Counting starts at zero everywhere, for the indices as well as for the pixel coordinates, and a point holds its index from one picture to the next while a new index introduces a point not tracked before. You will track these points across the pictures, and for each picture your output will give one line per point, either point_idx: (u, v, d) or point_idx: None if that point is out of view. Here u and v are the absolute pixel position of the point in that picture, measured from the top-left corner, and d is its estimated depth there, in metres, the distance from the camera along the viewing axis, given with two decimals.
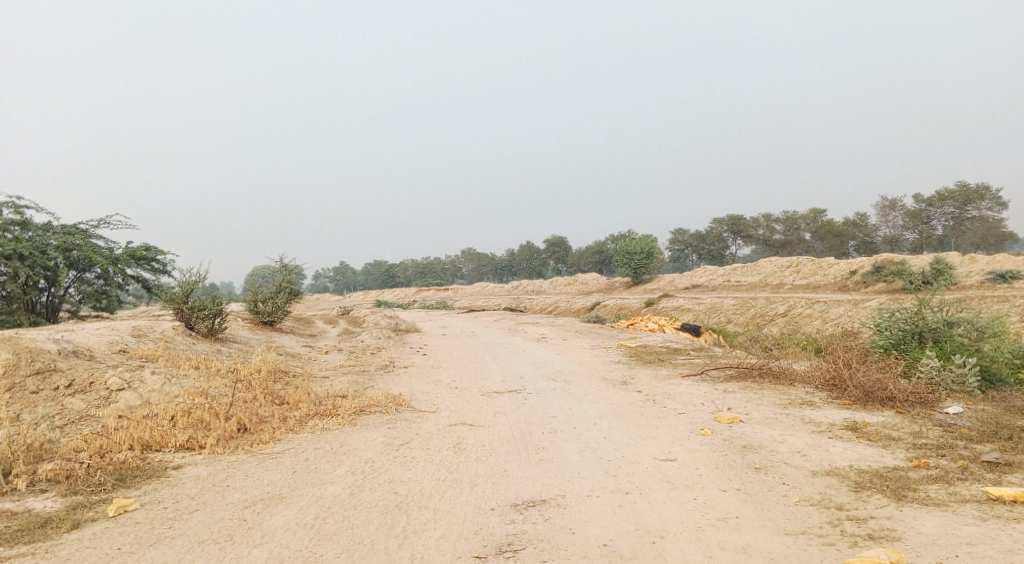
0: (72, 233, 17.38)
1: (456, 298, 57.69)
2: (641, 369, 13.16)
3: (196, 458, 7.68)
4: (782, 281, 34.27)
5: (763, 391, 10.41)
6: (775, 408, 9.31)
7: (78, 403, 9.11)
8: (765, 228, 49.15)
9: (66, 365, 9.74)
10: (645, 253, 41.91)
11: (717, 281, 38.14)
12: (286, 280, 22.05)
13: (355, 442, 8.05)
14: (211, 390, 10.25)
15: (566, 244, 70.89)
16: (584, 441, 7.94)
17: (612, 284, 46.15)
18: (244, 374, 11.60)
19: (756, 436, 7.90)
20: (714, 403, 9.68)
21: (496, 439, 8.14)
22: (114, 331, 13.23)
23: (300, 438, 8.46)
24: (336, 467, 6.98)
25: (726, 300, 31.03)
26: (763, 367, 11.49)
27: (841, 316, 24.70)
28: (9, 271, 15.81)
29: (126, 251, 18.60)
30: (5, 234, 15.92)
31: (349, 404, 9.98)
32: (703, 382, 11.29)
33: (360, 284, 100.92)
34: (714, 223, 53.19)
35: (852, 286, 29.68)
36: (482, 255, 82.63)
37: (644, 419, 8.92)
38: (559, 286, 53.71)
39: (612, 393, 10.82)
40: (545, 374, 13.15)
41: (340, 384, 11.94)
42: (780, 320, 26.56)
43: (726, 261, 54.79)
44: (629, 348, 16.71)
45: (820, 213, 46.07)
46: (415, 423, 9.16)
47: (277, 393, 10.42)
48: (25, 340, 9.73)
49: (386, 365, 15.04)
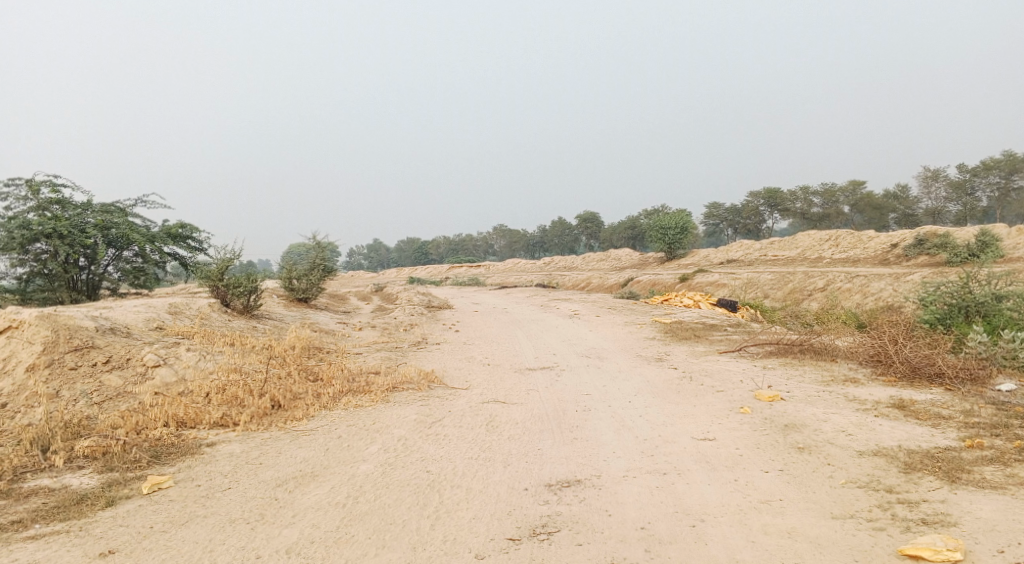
0: (109, 211, 17.63)
1: (488, 275, 57.59)
2: (676, 346, 12.87)
3: (229, 435, 7.70)
4: (821, 255, 33.39)
5: (804, 368, 10.07)
6: (818, 386, 8.99)
7: (116, 380, 9.24)
8: (803, 201, 47.91)
9: (103, 342, 9.86)
10: (679, 228, 41.21)
11: (753, 256, 37.36)
12: (320, 257, 22.14)
13: (387, 419, 7.99)
14: (245, 367, 10.30)
15: (598, 219, 70.15)
16: (620, 419, 7.75)
17: (645, 259, 45.57)
18: (278, 350, 11.63)
19: (798, 415, 7.62)
20: (754, 380, 9.40)
21: (529, 416, 8.00)
22: (151, 309, 13.38)
23: (333, 414, 8.43)
24: (368, 445, 6.92)
25: (763, 274, 30.35)
26: (804, 343, 11.12)
27: (882, 291, 23.96)
28: (50, 249, 16.10)
29: (163, 229, 18.83)
30: (45, 213, 16.19)
31: (381, 381, 9.93)
32: (741, 359, 10.98)
33: (393, 262, 101.49)
34: (749, 196, 52.03)
35: (894, 260, 28.76)
36: (514, 232, 82.35)
37: (681, 397, 8.69)
38: (591, 262, 53.23)
39: (647, 370, 10.59)
40: (578, 350, 12.97)
41: (372, 361, 11.91)
42: (819, 295, 25.89)
43: (762, 235, 53.68)
44: (663, 324, 16.40)
45: (860, 185, 44.78)
46: (447, 400, 9.06)
47: (310, 370, 10.42)
48: (63, 318, 9.86)
49: (418, 342, 15.00)
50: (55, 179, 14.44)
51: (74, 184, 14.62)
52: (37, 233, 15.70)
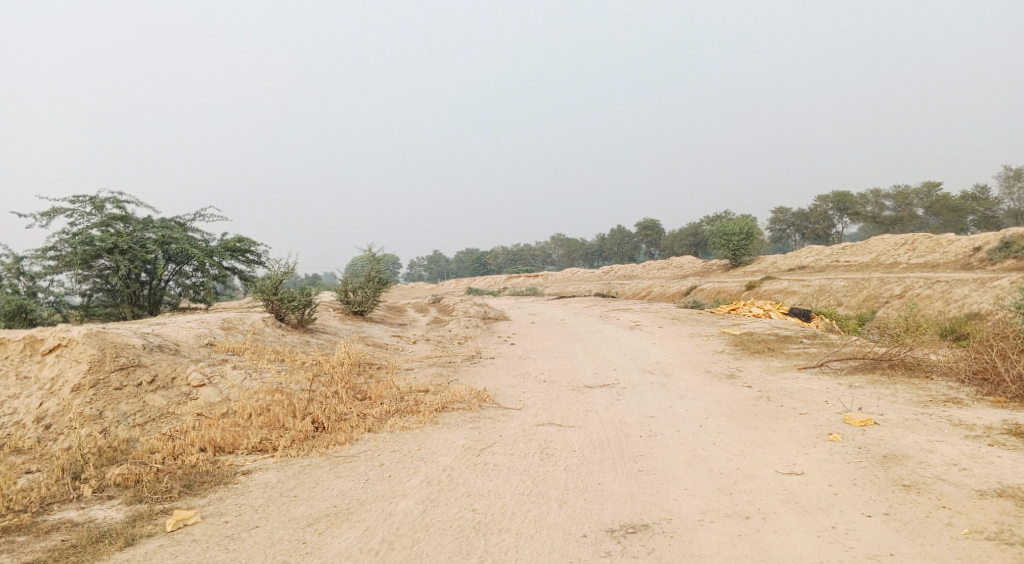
0: (169, 227, 17.74)
1: (548, 285, 56.84)
2: (748, 360, 11.85)
3: (268, 462, 7.29)
4: (897, 260, 31.40)
5: (896, 386, 8.93)
6: (915, 407, 7.88)
7: (160, 400, 9.03)
8: (874, 204, 45.59)
9: (149, 360, 9.61)
10: (744, 234, 39.65)
11: (823, 262, 35.51)
12: (375, 269, 21.83)
13: (434, 445, 7.38)
14: (291, 385, 9.90)
15: (658, 227, 68.64)
16: (690, 447, 6.93)
17: (709, 266, 44.03)
18: (326, 367, 11.21)
19: (898, 441, 6.61)
20: (840, 401, 8.37)
21: (588, 443, 7.26)
22: (203, 325, 13.22)
23: (378, 438, 7.90)
24: (410, 476, 6.31)
25: (834, 281, 28.66)
26: (893, 358, 9.92)
27: (967, 297, 22.17)
28: (112, 264, 16.26)
29: (221, 244, 18.88)
30: (107, 229, 16.39)
31: (431, 400, 9.36)
32: (823, 376, 9.93)
33: (453, 272, 101.88)
34: (817, 200, 49.74)
35: (977, 264, 26.74)
36: (573, 241, 81.55)
37: (759, 421, 7.79)
38: (652, 270, 51.88)
39: (719, 389, 9.68)
40: (641, 366, 12.10)
41: (423, 377, 11.37)
42: (896, 302, 24.16)
43: (831, 241, 51.23)
44: (732, 337, 15.34)
45: (935, 186, 42.23)
46: (499, 423, 8.40)
47: (357, 387, 9.96)
48: (111, 335, 9.67)
49: (472, 356, 14.44)
50: (118, 195, 14.54)
51: (136, 200, 14.65)
52: (100, 249, 15.88)
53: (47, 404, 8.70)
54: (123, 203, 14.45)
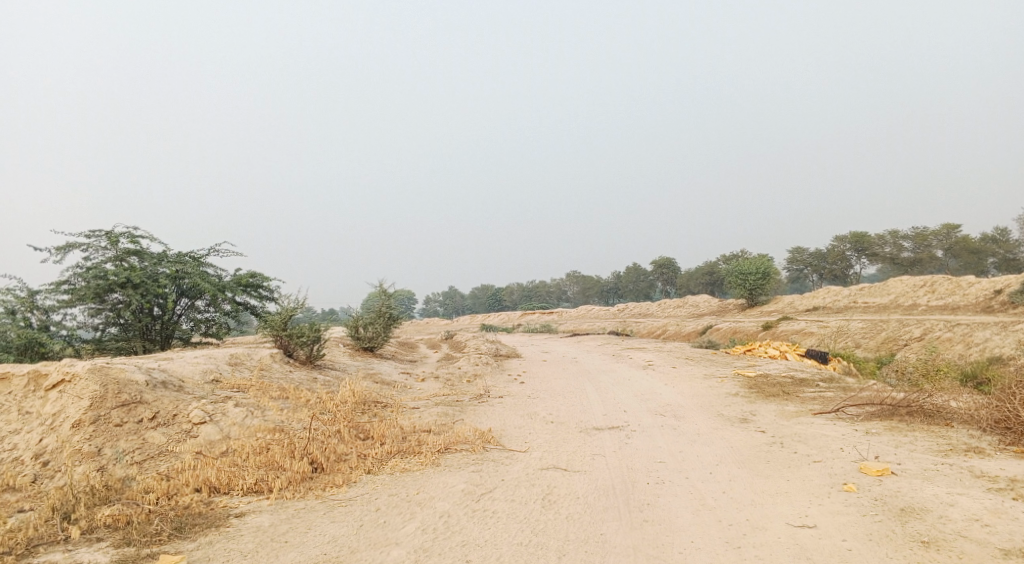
0: (182, 261, 17.82)
1: (562, 322, 56.48)
2: (762, 404, 11.55)
3: (262, 505, 7.13)
4: (916, 301, 30.90)
5: (915, 434, 8.60)
6: (935, 456, 7.56)
7: (159, 437, 8.91)
8: (892, 245, 45.10)
9: (152, 397, 9.51)
10: (760, 273, 39.28)
11: (841, 303, 35.04)
12: (386, 305, 21.74)
13: (433, 489, 7.16)
14: (293, 425, 9.76)
15: (673, 265, 68.34)
16: (698, 496, 6.67)
17: (724, 305, 43.59)
18: (330, 405, 11.06)
19: (917, 493, 6.31)
20: (856, 449, 8.07)
21: (593, 489, 7.02)
22: (210, 360, 13.16)
23: (377, 481, 7.72)
24: (405, 522, 6.17)
25: (852, 323, 28.19)
26: (912, 404, 9.59)
27: (989, 341, 21.67)
28: (125, 299, 16.30)
29: (233, 278, 18.91)
30: (121, 263, 16.47)
31: (434, 441, 9.16)
32: (839, 422, 9.61)
33: (468, 309, 101.77)
34: (835, 241, 49.32)
35: (998, 307, 26.21)
36: (588, 278, 81.35)
37: (771, 469, 7.51)
38: (667, 309, 51.44)
39: (730, 434, 9.40)
40: (652, 407, 11.83)
41: (428, 417, 11.17)
42: (916, 345, 23.65)
43: (849, 281, 50.63)
44: (746, 379, 15.01)
45: (955, 228, 41.74)
46: (503, 466, 8.17)
47: (361, 427, 9.79)
48: (115, 370, 9.61)
49: (480, 395, 14.21)
50: (133, 230, 14.64)
51: (151, 235, 14.74)
52: (113, 283, 15.93)
53: (46, 440, 8.62)
54: (138, 237, 14.56)
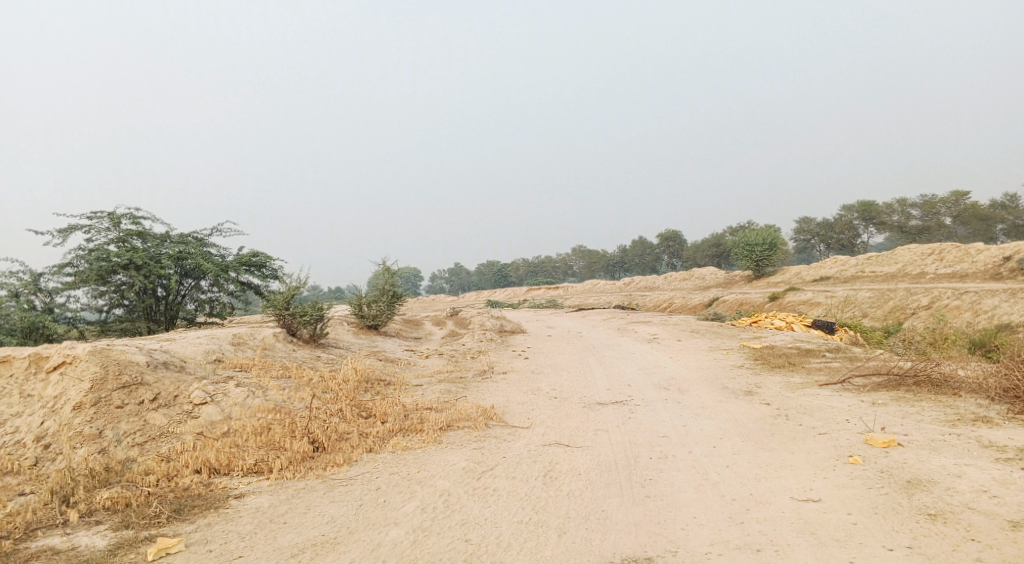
0: (185, 242, 17.73)
1: (568, 297, 56.41)
2: (767, 376, 11.43)
3: (262, 485, 7.09)
4: (924, 270, 30.62)
5: (922, 404, 8.47)
6: (942, 426, 7.44)
7: (160, 418, 8.88)
8: (900, 214, 44.64)
9: (153, 378, 9.46)
10: (767, 244, 39.00)
11: (848, 273, 34.78)
12: (389, 282, 21.63)
13: (433, 467, 7.10)
14: (294, 404, 9.69)
15: (680, 238, 67.97)
16: (701, 471, 6.58)
17: (731, 277, 43.37)
18: (332, 384, 11.00)
19: (924, 464, 6.20)
20: (862, 420, 7.95)
21: (594, 465, 6.96)
22: (213, 340, 13.12)
23: (378, 459, 7.67)
24: (405, 502, 6.14)
25: (860, 292, 27.95)
26: (919, 374, 9.44)
27: (998, 308, 21.46)
28: (128, 280, 16.24)
29: (236, 258, 18.81)
30: (124, 245, 16.38)
31: (436, 418, 9.10)
32: (845, 392, 9.49)
33: (474, 285, 101.78)
34: (842, 210, 48.86)
35: (1007, 274, 25.93)
36: (594, 252, 81.09)
37: (775, 442, 7.40)
38: (673, 282, 51.24)
39: (735, 407, 9.30)
40: (656, 381, 11.74)
41: (430, 394, 11.11)
42: (924, 314, 23.46)
43: (856, 251, 50.27)
44: (751, 350, 14.89)
45: (964, 195, 41.23)
46: (505, 443, 8.11)
47: (363, 405, 9.73)
48: (116, 352, 9.55)
49: (484, 371, 14.14)
50: (135, 211, 14.53)
51: (153, 216, 14.63)
52: (115, 265, 15.85)
53: (48, 423, 8.60)
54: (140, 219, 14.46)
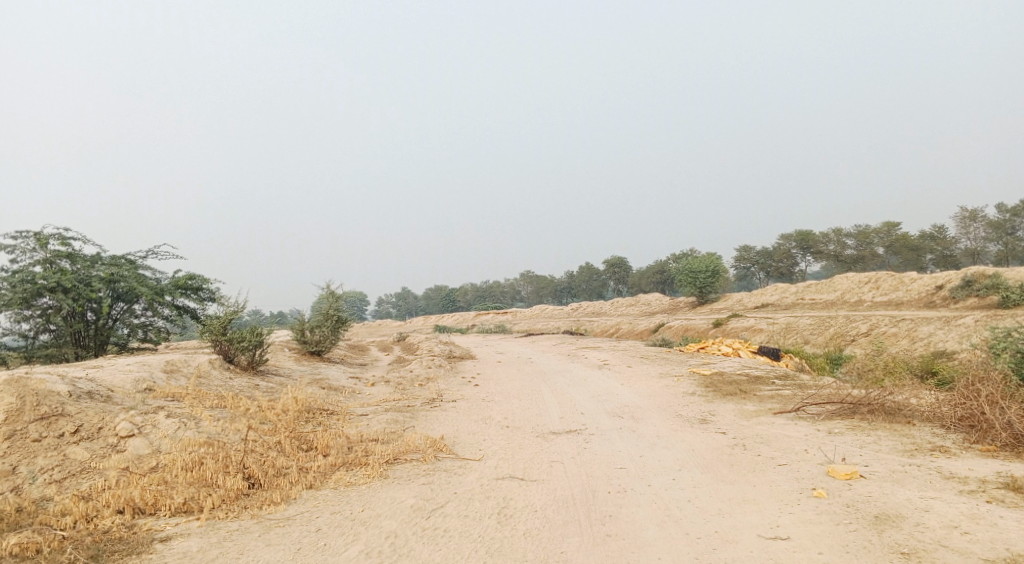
0: (118, 264, 16.75)
1: (515, 322, 56.01)
2: (720, 403, 11.30)
3: (191, 527, 6.47)
4: (861, 298, 31.52)
5: (879, 433, 8.41)
6: (902, 457, 7.35)
7: (82, 453, 8.08)
8: (836, 243, 46.03)
9: (75, 409, 8.65)
10: (711, 272, 39.67)
11: (789, 300, 35.57)
12: (333, 307, 20.91)
13: (379, 506, 6.62)
14: (229, 437, 9.01)
15: (626, 264, 68.69)
16: (663, 506, 6.29)
17: (676, 303, 43.90)
18: (271, 415, 10.36)
19: (891, 497, 6.05)
20: (820, 450, 7.82)
21: (553, 501, 6.59)
22: (143, 368, 12.26)
23: (320, 497, 7.13)
24: (348, 545, 5.77)
25: (801, 319, 28.51)
26: (873, 402, 9.41)
27: (932, 336, 22.10)
28: (54, 303, 15.18)
29: (172, 281, 17.87)
30: (51, 266, 15.34)
31: (382, 450, 8.58)
32: (801, 421, 9.39)
33: (421, 309, 100.69)
34: (781, 239, 50.19)
35: (940, 302, 26.88)
36: (541, 278, 81.23)
37: (737, 473, 7.19)
38: (620, 308, 51.58)
39: (691, 436, 9.08)
40: (609, 409, 11.46)
41: (376, 424, 10.56)
42: (863, 341, 24.01)
43: (795, 279, 51.64)
44: (702, 377, 14.82)
45: (895, 226, 42.92)
46: (456, 476, 7.67)
47: (304, 437, 9.14)
48: (35, 381, 8.72)
49: (432, 399, 13.63)
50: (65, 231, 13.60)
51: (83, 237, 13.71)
52: (41, 288, 14.81)
53: None
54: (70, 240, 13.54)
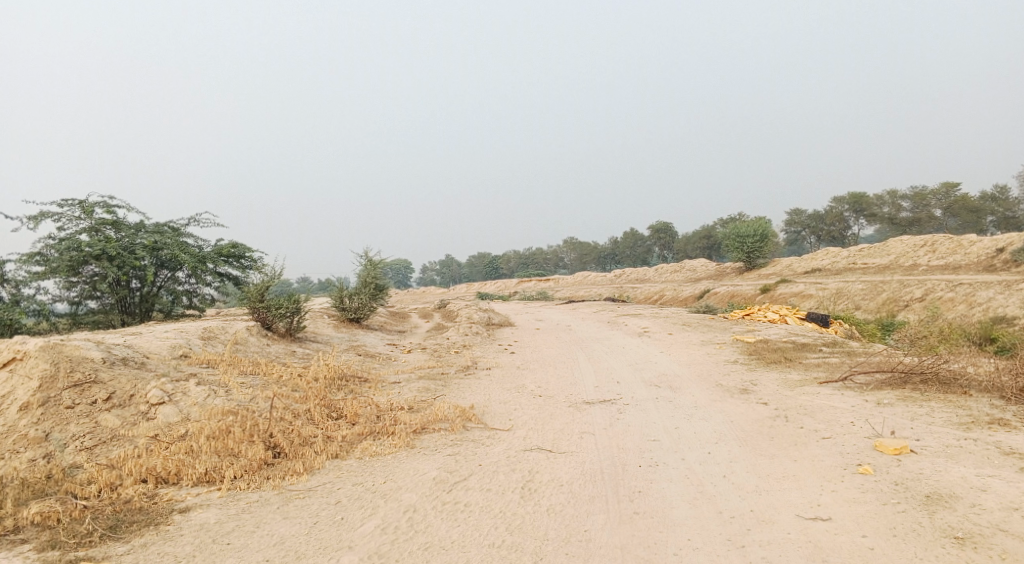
0: (161, 232, 16.93)
1: (558, 289, 55.60)
2: (763, 372, 10.82)
3: (211, 498, 6.48)
4: (916, 262, 30.17)
5: (932, 405, 7.86)
6: (958, 430, 6.83)
7: (114, 420, 8.15)
8: (891, 205, 44.03)
9: (108, 376, 8.71)
10: (758, 236, 38.53)
11: (840, 264, 34.32)
12: (372, 275, 20.87)
13: (401, 478, 6.48)
14: (259, 405, 8.97)
15: (671, 229, 67.33)
16: (695, 482, 5.97)
17: (722, 269, 42.87)
18: (302, 383, 10.31)
19: (945, 473, 5.61)
20: (868, 422, 7.35)
21: (579, 475, 6.34)
22: (181, 335, 12.36)
23: (344, 467, 7.03)
24: (364, 520, 5.77)
25: (853, 284, 27.45)
26: (927, 371, 8.82)
27: (993, 300, 20.99)
28: (100, 271, 15.42)
29: (214, 249, 18.01)
30: (96, 234, 15.55)
31: (410, 420, 8.42)
32: (848, 391, 8.90)
33: (465, 277, 100.97)
34: (833, 201, 48.34)
35: (1001, 265, 25.51)
36: (585, 244, 80.43)
37: (777, 447, 6.81)
38: (665, 274, 50.68)
39: (730, 407, 8.69)
40: (647, 378, 11.09)
41: (408, 393, 10.43)
42: (917, 306, 22.98)
43: (847, 243, 49.84)
44: (746, 345, 14.30)
45: (954, 187, 40.85)
46: (483, 447, 7.47)
47: (333, 405, 9.06)
48: (69, 348, 8.79)
49: (467, 367, 13.48)
50: (110, 199, 13.70)
51: (127, 205, 13.81)
52: (87, 255, 15.03)
53: None
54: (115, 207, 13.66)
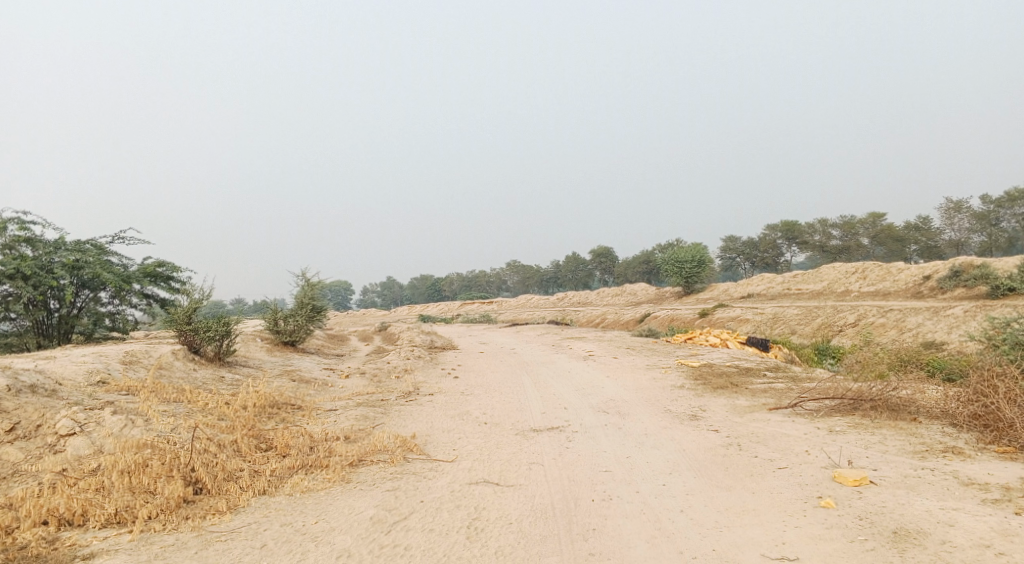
0: (82, 250, 15.82)
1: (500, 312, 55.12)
2: (711, 397, 10.64)
3: (121, 542, 5.80)
4: (848, 288, 31.05)
5: (884, 432, 7.77)
6: (913, 459, 6.70)
7: (15, 454, 7.28)
8: (821, 233, 45.37)
9: (11, 405, 7.82)
10: (696, 261, 39.14)
11: (775, 290, 35.06)
12: (308, 296, 20.01)
13: (335, 517, 5.92)
14: (180, 435, 8.20)
15: (611, 254, 68.02)
16: (654, 518, 5.62)
17: (661, 294, 43.34)
18: (229, 411, 9.55)
19: (911, 508, 5.42)
20: (823, 451, 7.17)
21: (532, 511, 5.90)
22: (99, 359, 11.39)
23: (272, 506, 6.40)
24: None
25: (788, 309, 27.99)
26: (876, 398, 8.76)
27: (922, 326, 21.62)
28: (14, 291, 14.29)
29: (140, 268, 16.92)
30: (10, 252, 14.41)
31: (346, 451, 7.81)
32: (798, 418, 8.76)
33: (406, 299, 99.46)
34: (767, 229, 49.67)
35: (927, 293, 26.44)
36: (527, 267, 80.45)
37: (734, 478, 6.53)
38: (606, 298, 50.98)
39: (682, 434, 8.41)
40: (595, 404, 10.75)
41: (344, 421, 9.80)
42: (850, 331, 23.52)
43: (781, 270, 51.20)
44: (690, 369, 14.17)
45: (880, 217, 42.53)
46: (425, 481, 6.95)
47: (263, 436, 8.37)
48: None
49: (408, 392, 12.88)
50: (23, 214, 13.00)
51: (44, 222, 13.14)
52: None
53: None
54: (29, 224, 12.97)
